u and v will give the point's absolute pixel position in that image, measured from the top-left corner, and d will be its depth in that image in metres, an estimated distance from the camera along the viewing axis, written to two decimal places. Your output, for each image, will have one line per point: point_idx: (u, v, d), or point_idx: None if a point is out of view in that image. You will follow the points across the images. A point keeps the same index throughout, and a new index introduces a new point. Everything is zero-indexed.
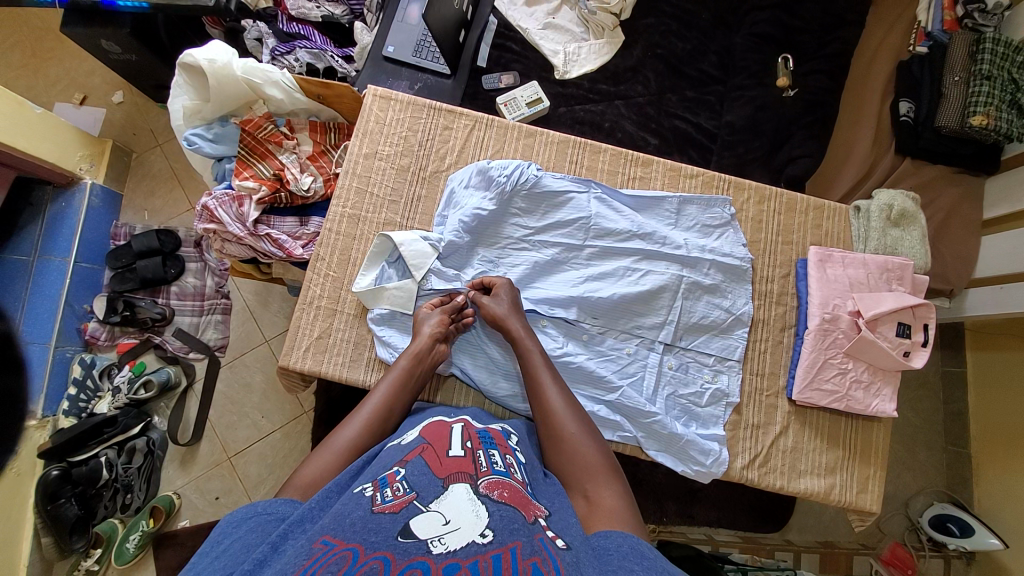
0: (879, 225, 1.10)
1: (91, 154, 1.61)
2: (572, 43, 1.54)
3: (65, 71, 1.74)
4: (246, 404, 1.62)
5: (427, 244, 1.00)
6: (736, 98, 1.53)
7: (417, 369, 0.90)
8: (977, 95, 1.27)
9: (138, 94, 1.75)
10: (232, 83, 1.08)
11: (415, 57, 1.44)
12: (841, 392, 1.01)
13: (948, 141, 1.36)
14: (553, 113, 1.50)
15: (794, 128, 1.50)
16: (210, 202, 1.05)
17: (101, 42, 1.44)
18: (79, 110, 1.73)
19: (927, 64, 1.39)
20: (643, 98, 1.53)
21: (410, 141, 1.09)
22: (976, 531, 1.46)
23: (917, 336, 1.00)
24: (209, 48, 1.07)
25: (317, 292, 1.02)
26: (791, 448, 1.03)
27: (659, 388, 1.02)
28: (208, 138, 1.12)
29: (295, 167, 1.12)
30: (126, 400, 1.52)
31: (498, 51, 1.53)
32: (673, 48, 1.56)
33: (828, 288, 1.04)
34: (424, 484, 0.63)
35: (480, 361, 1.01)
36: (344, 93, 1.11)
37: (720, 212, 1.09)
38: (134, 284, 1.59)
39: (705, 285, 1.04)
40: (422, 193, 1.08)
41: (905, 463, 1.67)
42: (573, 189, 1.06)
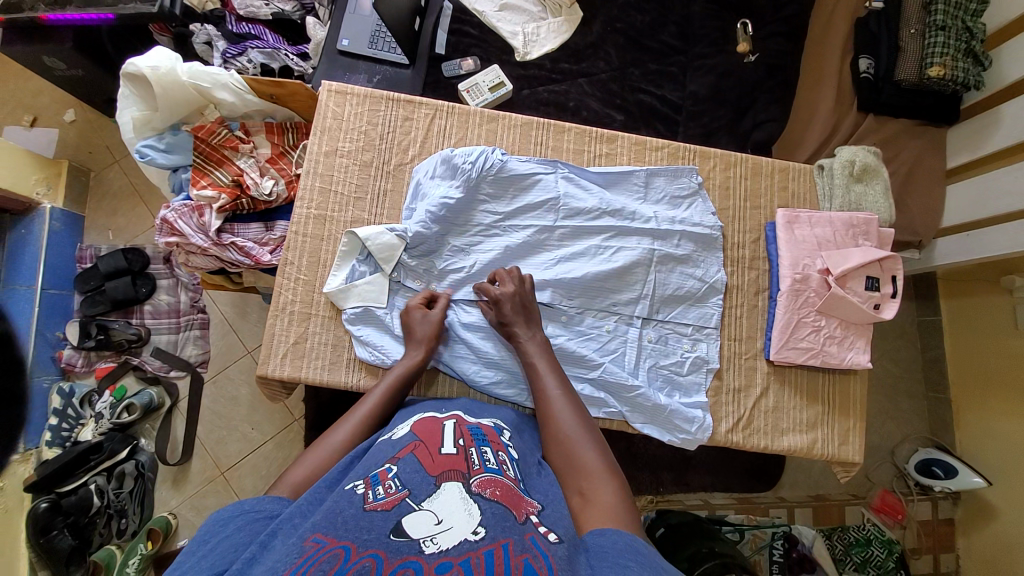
0: (843, 182, 1.10)
1: (47, 177, 1.56)
2: (530, 23, 1.51)
3: (10, 91, 1.67)
4: (233, 417, 1.60)
5: (395, 236, 0.99)
6: (698, 68, 1.52)
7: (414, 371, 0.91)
8: (933, 46, 1.30)
9: (90, 109, 1.69)
10: (178, 89, 1.03)
11: (371, 49, 1.41)
12: (816, 349, 1.03)
13: (909, 94, 1.38)
14: (517, 96, 1.48)
15: (757, 93, 1.50)
16: (168, 214, 1.02)
17: (43, 59, 1.38)
18: (29, 131, 1.65)
19: (884, 19, 1.40)
20: (606, 74, 1.52)
21: (371, 135, 1.07)
22: (961, 472, 1.51)
23: (885, 289, 1.02)
24: (151, 54, 1.02)
25: (290, 297, 1.00)
26: (772, 408, 1.06)
27: (641, 361, 1.03)
28: (161, 148, 1.07)
29: (254, 171, 1.09)
30: (110, 424, 1.50)
31: (457, 37, 1.50)
32: (632, 21, 1.55)
33: (797, 249, 1.05)
34: (415, 481, 0.63)
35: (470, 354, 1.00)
36: (298, 90, 1.07)
37: (687, 182, 1.09)
38: (106, 306, 1.55)
39: (677, 256, 1.05)
40: (388, 187, 1.06)
41: (889, 414, 1.72)
42: (540, 170, 1.06)
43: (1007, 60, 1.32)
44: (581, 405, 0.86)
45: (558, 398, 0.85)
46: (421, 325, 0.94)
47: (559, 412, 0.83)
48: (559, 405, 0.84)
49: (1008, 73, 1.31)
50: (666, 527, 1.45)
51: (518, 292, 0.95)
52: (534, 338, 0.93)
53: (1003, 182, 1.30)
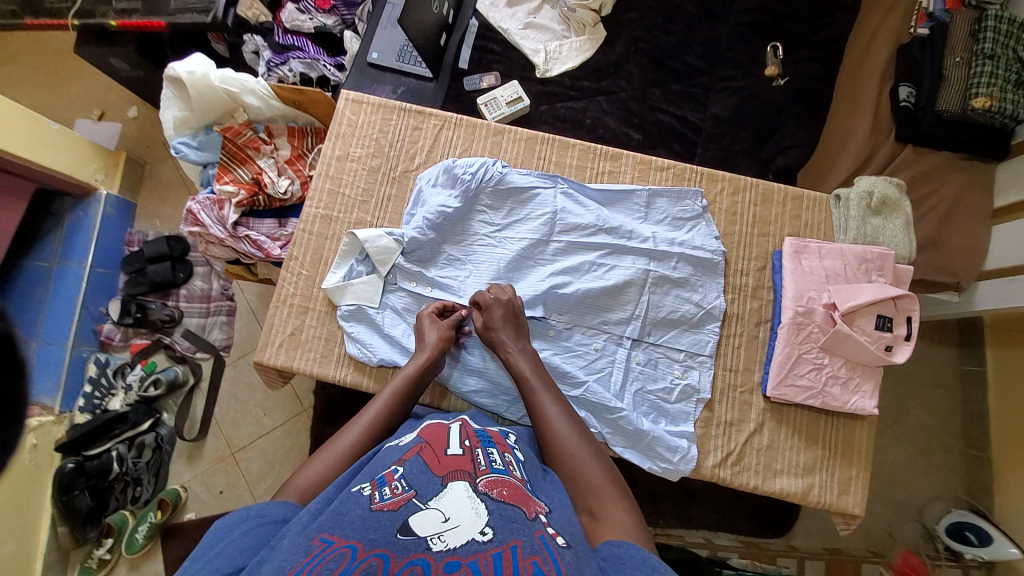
0: (858, 214, 1.05)
1: (106, 166, 1.70)
2: (553, 41, 1.53)
3: (84, 89, 1.86)
4: (248, 402, 1.69)
5: (393, 240, 1.03)
6: (722, 90, 1.49)
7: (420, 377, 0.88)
8: (979, 76, 1.23)
9: (152, 108, 1.86)
10: (211, 92, 1.12)
11: (398, 62, 1.46)
12: (816, 388, 0.97)
13: (952, 126, 1.30)
14: (534, 112, 1.50)
15: (784, 118, 1.45)
16: (193, 205, 1.12)
17: (111, 60, 1.54)
18: (98, 124, 1.84)
19: (928, 47, 1.32)
20: (626, 93, 1.51)
21: (381, 142, 1.12)
22: (996, 541, 1.37)
23: (899, 329, 0.95)
24: (189, 60, 1.12)
25: (291, 290, 1.05)
26: (766, 446, 1.00)
27: (627, 383, 1.01)
28: (194, 145, 1.17)
29: (272, 171, 1.16)
30: (137, 397, 1.61)
31: (480, 53, 1.54)
32: (657, 41, 1.54)
33: (803, 280, 1.00)
34: (422, 481, 0.61)
35: (482, 376, 1.00)
36: (318, 98, 1.14)
37: (691, 205, 1.07)
38: (146, 287, 1.67)
39: (673, 278, 1.03)
40: (392, 193, 1.10)
41: (919, 468, 1.58)
42: (539, 184, 1.07)
43: None
44: (581, 420, 0.84)
45: (556, 413, 0.84)
46: (432, 332, 0.93)
47: (559, 430, 0.81)
48: (559, 422, 0.82)
49: None
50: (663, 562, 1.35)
51: (509, 303, 0.96)
52: (522, 350, 0.93)
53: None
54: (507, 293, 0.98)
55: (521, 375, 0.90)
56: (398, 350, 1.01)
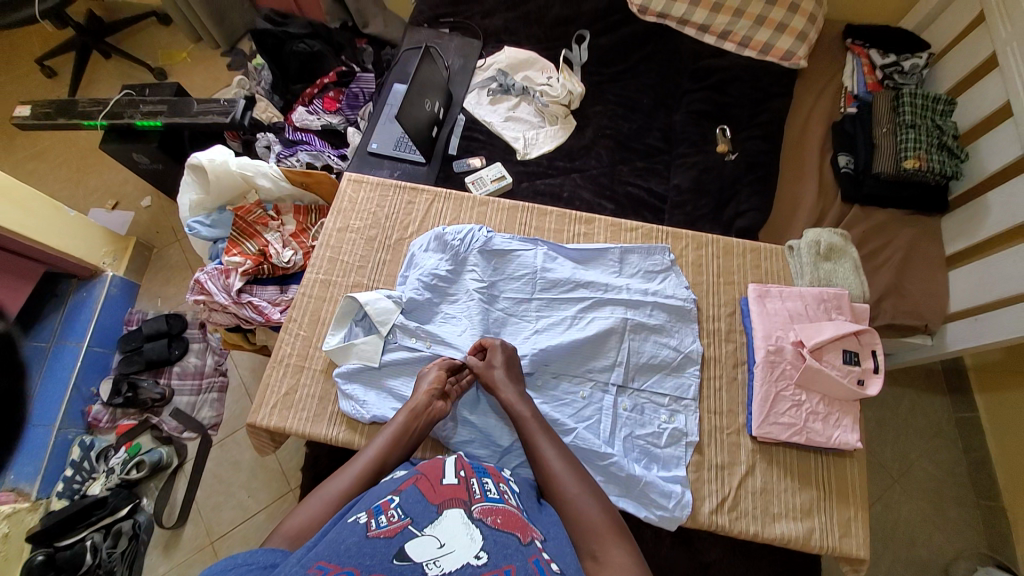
0: (810, 260, 1.17)
1: (116, 250, 1.81)
2: (530, 130, 1.76)
3: (104, 183, 2.04)
4: (232, 483, 1.62)
5: (392, 301, 1.10)
6: (680, 164, 1.68)
7: (412, 425, 0.90)
8: (906, 142, 1.43)
9: (164, 197, 2.02)
10: (227, 176, 1.27)
11: (395, 151, 1.66)
12: (799, 425, 1.00)
13: (891, 186, 1.47)
14: (516, 188, 1.66)
15: (738, 186, 1.62)
16: (201, 276, 1.20)
17: (133, 155, 1.73)
18: (111, 213, 1.99)
19: (858, 122, 1.56)
20: (597, 170, 1.70)
21: (378, 215, 1.24)
22: None
23: (867, 363, 1.01)
24: (211, 150, 1.27)
25: (288, 350, 1.10)
26: (760, 489, 1.00)
27: (616, 430, 1.02)
28: (207, 224, 1.30)
29: (278, 243, 1.29)
30: (118, 479, 1.52)
31: (467, 141, 1.74)
32: (620, 128, 1.76)
33: (770, 322, 1.08)
34: (418, 509, 0.61)
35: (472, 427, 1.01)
36: (323, 179, 1.29)
37: (660, 259, 1.18)
38: (140, 365, 1.67)
39: (650, 325, 1.10)
40: (387, 258, 1.20)
41: (936, 525, 1.49)
42: (521, 247, 1.17)
43: (982, 154, 1.42)
44: (579, 462, 0.84)
45: (553, 457, 0.83)
46: (428, 380, 0.97)
47: (558, 473, 0.80)
48: (558, 465, 0.82)
49: (989, 165, 1.39)
50: None
51: (507, 350, 1.00)
52: (519, 395, 0.94)
53: (1001, 266, 1.29)
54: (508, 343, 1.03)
55: (521, 420, 0.90)
56: (391, 406, 1.03)
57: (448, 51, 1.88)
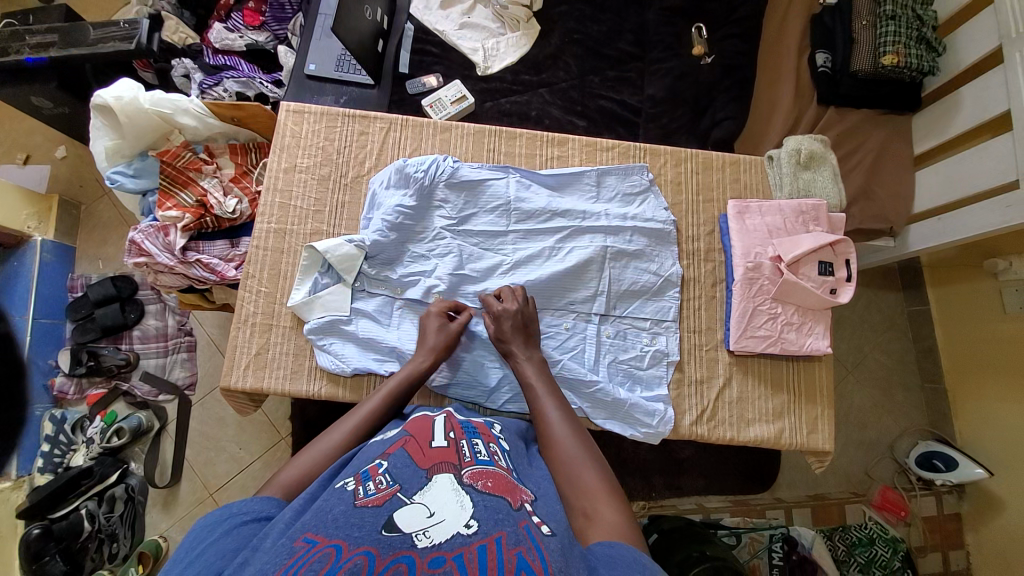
0: (790, 170, 1.14)
1: (38, 211, 1.60)
2: (490, 38, 1.56)
3: (4, 132, 1.75)
4: (221, 439, 1.61)
5: (354, 246, 1.01)
6: (655, 71, 1.55)
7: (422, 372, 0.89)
8: (885, 35, 1.34)
9: (81, 146, 1.76)
10: (142, 116, 1.09)
11: (337, 72, 1.45)
12: (774, 336, 1.03)
13: (867, 85, 1.41)
14: (480, 109, 1.51)
15: (715, 93, 1.53)
16: (136, 236, 1.08)
17: (31, 99, 1.46)
18: (23, 169, 1.72)
19: (838, 14, 1.43)
20: (566, 83, 1.55)
21: (328, 150, 1.11)
22: (962, 464, 1.43)
23: (840, 272, 1.02)
24: (115, 85, 1.08)
25: (252, 310, 1.03)
26: (736, 399, 1.05)
27: (600, 357, 1.03)
28: (130, 173, 1.13)
29: (218, 190, 1.15)
30: (100, 449, 1.49)
31: (419, 56, 1.54)
32: (589, 31, 1.58)
33: (749, 238, 1.07)
34: (407, 475, 0.61)
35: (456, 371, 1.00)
36: (257, 112, 1.12)
37: (638, 180, 1.12)
38: (97, 333, 1.57)
39: (631, 251, 1.07)
40: (346, 199, 1.09)
41: (884, 408, 1.66)
42: (491, 176, 1.09)
43: (960, 45, 1.35)
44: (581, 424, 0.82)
45: (555, 420, 0.81)
46: (432, 332, 0.94)
47: (556, 433, 0.78)
48: (558, 428, 0.80)
49: (964, 58, 1.33)
50: (660, 533, 1.33)
51: (518, 312, 0.95)
52: (531, 360, 0.91)
53: (966, 163, 1.29)
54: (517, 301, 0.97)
55: (526, 383, 0.88)
56: (372, 357, 1.00)
57: None
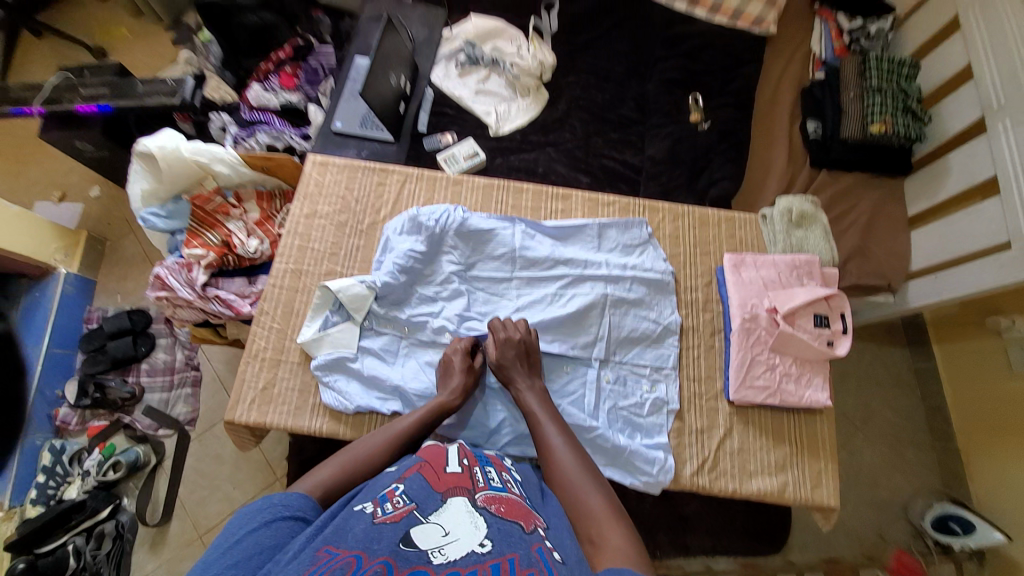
0: (783, 229, 1.20)
1: (65, 245, 1.68)
2: (501, 104, 1.69)
3: (45, 173, 1.89)
4: (216, 477, 1.58)
5: (365, 287, 1.06)
6: (656, 134, 1.66)
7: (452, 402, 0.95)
8: (872, 107, 1.46)
9: (114, 187, 1.89)
10: (181, 164, 1.19)
11: (361, 128, 1.57)
12: (773, 387, 1.04)
13: (859, 150, 1.50)
14: (490, 165, 1.62)
15: (712, 155, 1.62)
16: (161, 271, 1.15)
17: (74, 143, 1.59)
18: (59, 206, 1.85)
19: (826, 87, 1.57)
20: (572, 144, 1.66)
21: (347, 199, 1.19)
22: (979, 527, 1.37)
23: (835, 325, 1.05)
24: (159, 136, 1.19)
25: (262, 345, 1.06)
26: (738, 450, 1.04)
27: (600, 403, 1.04)
28: (163, 215, 1.23)
29: (242, 232, 1.23)
30: (94, 482, 1.48)
31: (437, 117, 1.67)
32: (594, 98, 1.71)
33: (745, 290, 1.11)
34: (422, 496, 0.62)
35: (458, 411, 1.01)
36: (285, 162, 1.22)
37: (638, 233, 1.18)
38: (106, 364, 1.60)
39: (630, 299, 1.11)
40: (360, 243, 1.16)
41: (895, 467, 1.60)
42: (499, 226, 1.15)
43: (945, 115, 1.45)
44: (585, 451, 0.86)
45: (560, 446, 0.86)
46: (457, 370, 0.98)
47: (562, 460, 0.83)
48: (564, 454, 0.84)
49: (951, 127, 1.43)
50: None
51: (522, 342, 0.99)
52: (533, 388, 0.96)
53: (960, 224, 1.34)
54: (521, 329, 1.02)
55: (529, 411, 0.94)
56: (375, 396, 1.03)
57: (411, 21, 1.78)
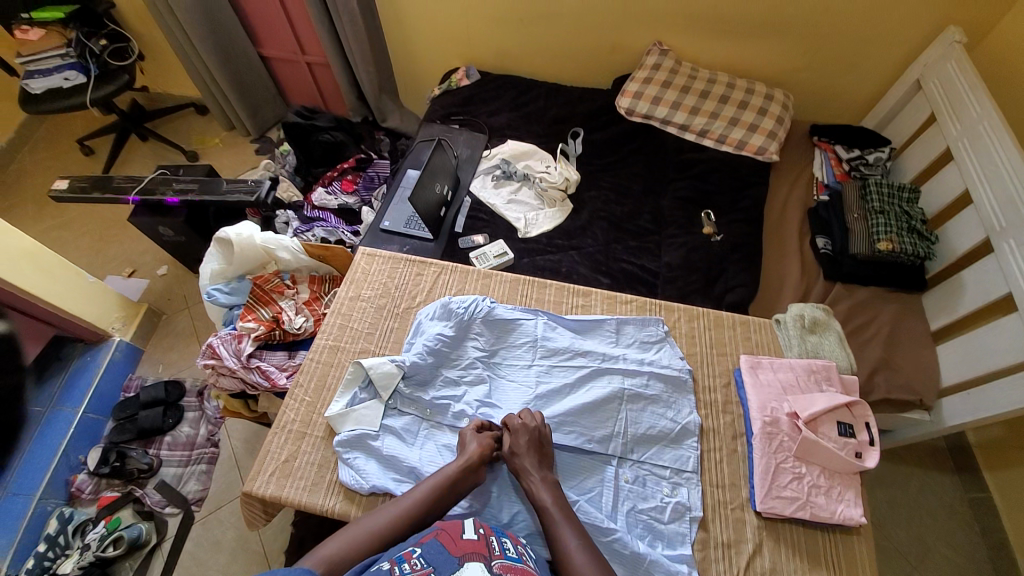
0: (797, 333, 1.24)
1: (126, 315, 1.86)
2: (531, 211, 1.88)
3: (124, 252, 2.16)
4: (209, 567, 1.50)
5: (393, 365, 1.12)
6: (671, 244, 1.78)
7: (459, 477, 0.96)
8: (877, 226, 1.58)
9: (180, 268, 2.12)
10: (251, 249, 1.36)
11: (406, 228, 1.80)
12: (802, 499, 0.99)
13: (869, 266, 1.59)
14: (518, 263, 1.76)
15: (726, 264, 1.71)
16: (214, 341, 1.26)
17: (159, 228, 1.86)
18: (126, 280, 2.07)
19: (831, 208, 1.70)
20: (593, 248, 1.80)
21: (388, 285, 1.33)
22: None
23: (861, 435, 1.03)
24: (239, 225, 1.37)
25: (292, 417, 1.11)
26: (770, 571, 0.96)
27: (618, 504, 1.01)
28: (226, 291, 1.37)
29: (291, 310, 1.37)
30: (91, 558, 1.41)
31: (473, 220, 1.86)
32: (614, 211, 1.87)
33: (763, 392, 1.12)
34: (440, 560, 0.71)
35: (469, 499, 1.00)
36: (338, 252, 1.41)
37: (654, 331, 1.24)
38: (132, 434, 1.66)
39: (648, 395, 1.12)
40: (395, 325, 1.26)
41: None
42: (522, 317, 1.24)
43: (952, 236, 1.54)
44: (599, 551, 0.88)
45: (572, 544, 0.87)
46: (472, 439, 1.02)
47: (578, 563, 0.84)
48: (577, 553, 0.85)
49: (958, 246, 1.51)
50: None
51: (533, 431, 1.01)
52: (544, 481, 0.96)
53: (984, 339, 1.34)
54: (535, 420, 1.04)
55: (542, 507, 0.93)
56: (391, 477, 1.03)
57: (457, 142, 2.06)
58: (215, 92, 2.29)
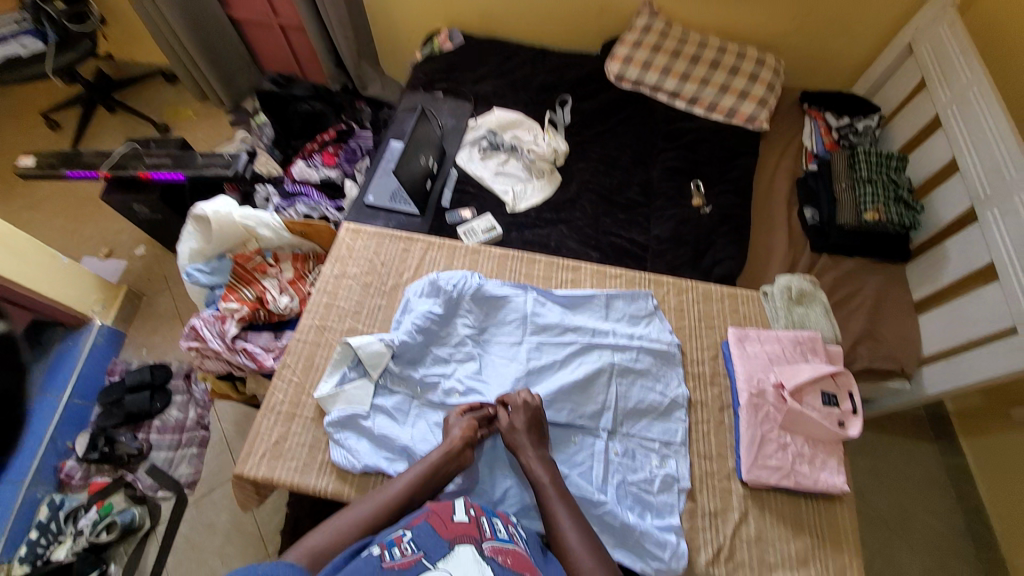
0: (784, 305, 1.24)
1: (105, 297, 1.80)
2: (519, 184, 1.84)
3: (98, 231, 2.07)
4: (207, 549, 1.52)
5: (382, 344, 1.10)
6: (662, 217, 1.75)
7: (442, 464, 0.95)
8: (863, 196, 1.57)
9: (158, 248, 2.05)
10: (230, 227, 1.31)
11: (391, 202, 1.74)
12: (786, 468, 1.02)
13: (856, 236, 1.59)
14: (506, 237, 1.73)
15: (715, 236, 1.69)
16: (197, 322, 1.25)
17: (134, 206, 1.78)
18: (104, 261, 2.01)
19: (820, 178, 1.70)
20: (583, 222, 1.77)
21: (374, 263, 1.29)
22: None
23: (845, 405, 1.06)
24: (215, 201, 1.31)
25: (280, 399, 1.10)
26: (754, 538, 1.00)
27: (609, 476, 1.03)
28: (207, 271, 1.34)
29: (275, 289, 1.33)
30: (86, 543, 1.44)
31: (460, 194, 1.82)
32: (602, 182, 1.83)
33: (751, 364, 1.13)
34: (430, 544, 0.73)
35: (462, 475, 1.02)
36: (321, 228, 1.35)
37: (644, 305, 1.23)
38: (119, 418, 1.64)
39: (637, 369, 1.13)
40: (382, 303, 1.24)
41: None
42: (512, 293, 1.22)
43: (938, 204, 1.54)
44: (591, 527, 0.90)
45: (565, 520, 0.89)
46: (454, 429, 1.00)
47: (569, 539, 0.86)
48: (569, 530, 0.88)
49: (943, 216, 1.51)
50: None
51: (531, 408, 1.01)
52: (541, 457, 0.97)
53: (965, 309, 1.37)
54: (534, 399, 1.03)
55: (538, 483, 0.94)
56: (383, 456, 1.04)
57: (441, 111, 1.98)
58: (183, 59, 2.16)
